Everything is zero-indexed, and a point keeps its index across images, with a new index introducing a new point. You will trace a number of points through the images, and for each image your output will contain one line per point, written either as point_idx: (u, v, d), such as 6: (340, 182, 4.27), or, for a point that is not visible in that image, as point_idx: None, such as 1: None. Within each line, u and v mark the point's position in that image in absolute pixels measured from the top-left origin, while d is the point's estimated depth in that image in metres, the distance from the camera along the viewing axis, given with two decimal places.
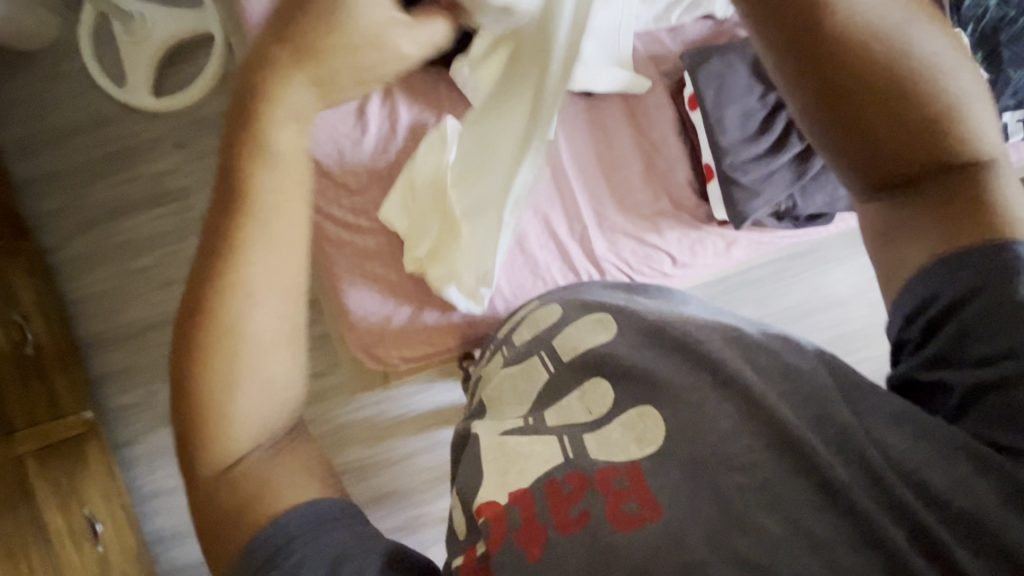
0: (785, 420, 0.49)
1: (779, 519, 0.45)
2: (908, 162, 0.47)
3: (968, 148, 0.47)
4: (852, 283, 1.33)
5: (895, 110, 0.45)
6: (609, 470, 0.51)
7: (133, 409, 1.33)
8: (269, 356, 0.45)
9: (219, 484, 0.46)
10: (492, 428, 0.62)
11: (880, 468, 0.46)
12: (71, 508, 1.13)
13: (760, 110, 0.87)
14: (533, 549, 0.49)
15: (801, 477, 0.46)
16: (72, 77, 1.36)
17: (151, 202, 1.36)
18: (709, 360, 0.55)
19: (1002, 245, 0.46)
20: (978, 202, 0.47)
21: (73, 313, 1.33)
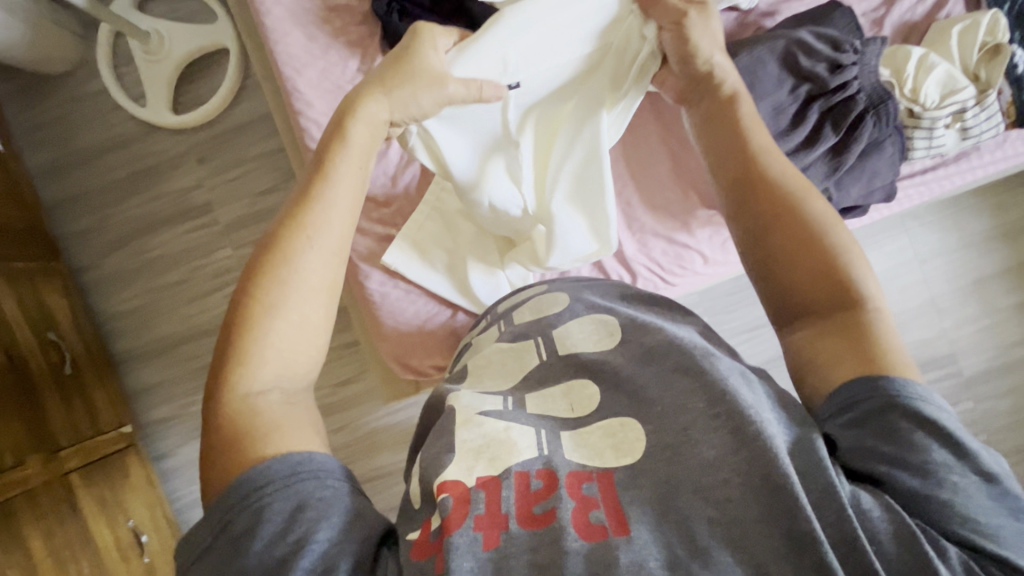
0: (773, 461, 0.45)
1: (739, 559, 0.43)
2: (800, 279, 0.59)
3: (852, 287, 0.57)
4: (880, 270, 1.30)
5: (792, 243, 0.60)
6: (583, 474, 0.51)
7: (170, 421, 1.35)
8: (309, 297, 0.57)
9: (234, 408, 0.51)
10: (473, 403, 0.60)
11: (854, 528, 0.43)
12: (117, 521, 1.17)
13: (791, 103, 0.81)
14: (490, 538, 0.47)
15: (771, 524, 0.44)
16: (93, 97, 1.38)
17: (177, 218, 1.38)
18: (716, 386, 0.52)
19: (886, 378, 0.51)
20: (872, 337, 0.54)
21: (108, 330, 1.36)
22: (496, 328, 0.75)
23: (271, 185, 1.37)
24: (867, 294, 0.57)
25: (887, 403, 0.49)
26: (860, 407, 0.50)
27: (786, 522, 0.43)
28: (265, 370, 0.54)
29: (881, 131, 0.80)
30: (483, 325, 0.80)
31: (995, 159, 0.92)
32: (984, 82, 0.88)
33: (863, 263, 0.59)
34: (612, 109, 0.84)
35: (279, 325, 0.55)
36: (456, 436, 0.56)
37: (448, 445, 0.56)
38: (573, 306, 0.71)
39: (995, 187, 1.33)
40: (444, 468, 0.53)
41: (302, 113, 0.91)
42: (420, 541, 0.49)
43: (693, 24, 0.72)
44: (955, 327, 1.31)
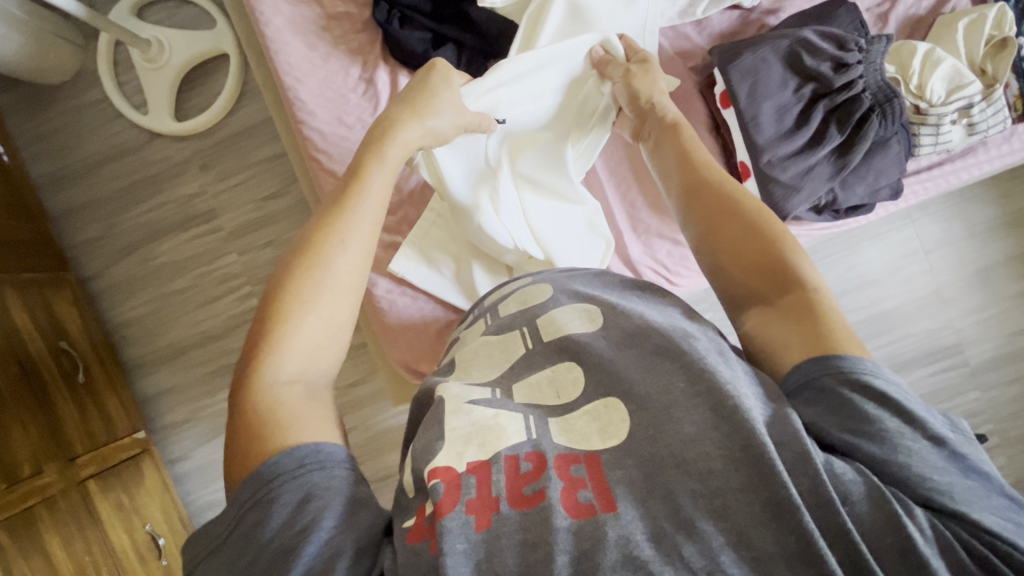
0: (753, 433, 0.42)
1: (725, 528, 0.40)
2: (744, 270, 0.60)
3: (792, 274, 0.57)
4: (885, 261, 1.29)
5: (737, 237, 0.61)
6: (570, 457, 0.48)
7: (183, 425, 1.37)
8: (337, 296, 0.58)
9: (263, 397, 0.52)
10: (460, 393, 0.55)
11: (829, 490, 0.40)
12: (135, 525, 1.18)
13: (795, 103, 0.81)
14: (482, 520, 0.44)
15: (750, 491, 0.41)
16: (94, 106, 1.38)
17: (183, 225, 1.38)
18: (693, 365, 0.49)
19: (838, 354, 0.50)
20: (821, 314, 0.54)
21: (118, 339, 1.37)
22: (483, 321, 0.68)
23: (275, 189, 1.38)
24: (811, 277, 0.57)
25: (830, 376, 0.49)
26: (808, 388, 0.49)
27: (764, 491, 0.40)
28: (292, 364, 0.54)
29: (888, 129, 0.80)
30: (469, 320, 0.73)
31: (1003, 153, 0.92)
32: (990, 76, 0.87)
33: (801, 249, 0.59)
34: (578, 144, 0.89)
35: (309, 320, 0.56)
36: (445, 424, 0.52)
37: (437, 433, 0.51)
38: (559, 295, 0.64)
39: (1000, 176, 1.32)
40: (434, 454, 0.49)
41: (305, 123, 0.91)
42: (413, 526, 0.46)
43: (637, 81, 0.80)
44: (960, 316, 1.31)
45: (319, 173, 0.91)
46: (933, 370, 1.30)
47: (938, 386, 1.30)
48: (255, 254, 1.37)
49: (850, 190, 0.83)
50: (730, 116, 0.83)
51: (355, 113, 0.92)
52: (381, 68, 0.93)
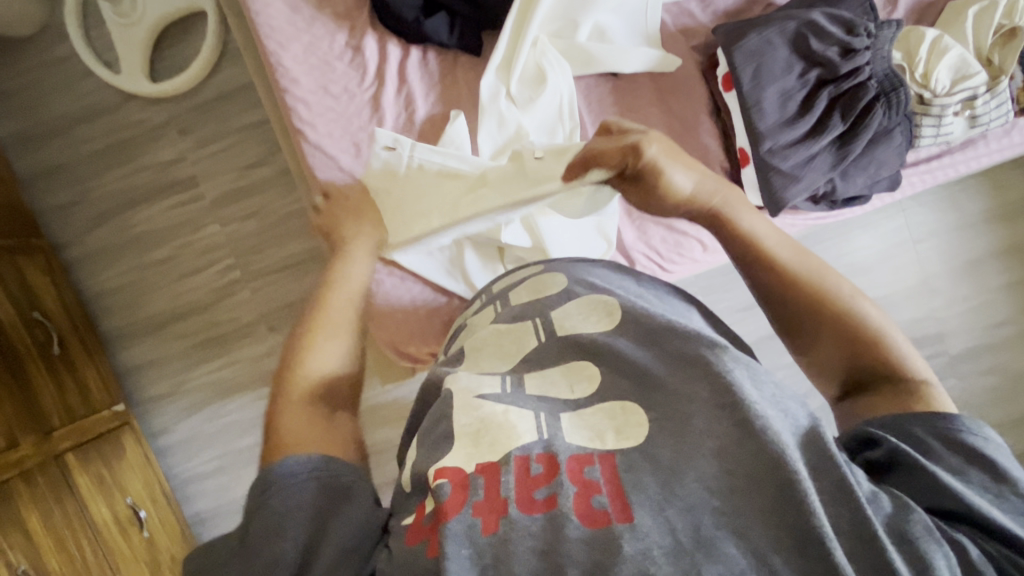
0: (781, 455, 0.41)
1: (746, 552, 0.38)
2: (839, 339, 0.58)
3: (892, 354, 0.56)
4: (875, 249, 1.29)
5: (821, 308, 0.60)
6: (584, 457, 0.46)
7: (163, 399, 1.35)
8: (345, 315, 0.66)
9: (289, 404, 0.58)
10: (469, 386, 0.55)
11: (874, 526, 0.38)
12: (115, 498, 1.16)
13: (799, 89, 0.78)
14: (489, 523, 0.43)
15: (776, 518, 0.39)
16: (62, 64, 1.30)
17: (161, 193, 1.33)
18: (721, 377, 0.48)
19: (942, 416, 0.50)
20: (929, 398, 0.53)
21: (94, 309, 1.33)
22: (493, 308, 0.67)
23: (258, 158, 1.32)
24: (909, 357, 0.56)
25: (921, 421, 0.50)
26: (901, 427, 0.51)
27: (789, 517, 0.39)
28: (310, 380, 0.60)
29: (891, 119, 0.78)
30: (477, 305, 0.72)
31: (1002, 147, 0.91)
32: (996, 67, 0.85)
33: (891, 324, 0.59)
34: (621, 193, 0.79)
35: (329, 343, 0.63)
36: (453, 420, 0.51)
37: (446, 429, 0.51)
38: (573, 286, 0.64)
39: (992, 169, 1.33)
40: (441, 456, 0.49)
41: (288, 91, 0.86)
42: (414, 526, 0.47)
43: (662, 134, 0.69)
44: (946, 307, 1.32)
45: (303, 144, 0.86)
46: None
47: None
48: (239, 226, 1.33)
49: (850, 181, 0.82)
50: (731, 100, 0.80)
51: (341, 82, 0.88)
52: (369, 35, 0.89)
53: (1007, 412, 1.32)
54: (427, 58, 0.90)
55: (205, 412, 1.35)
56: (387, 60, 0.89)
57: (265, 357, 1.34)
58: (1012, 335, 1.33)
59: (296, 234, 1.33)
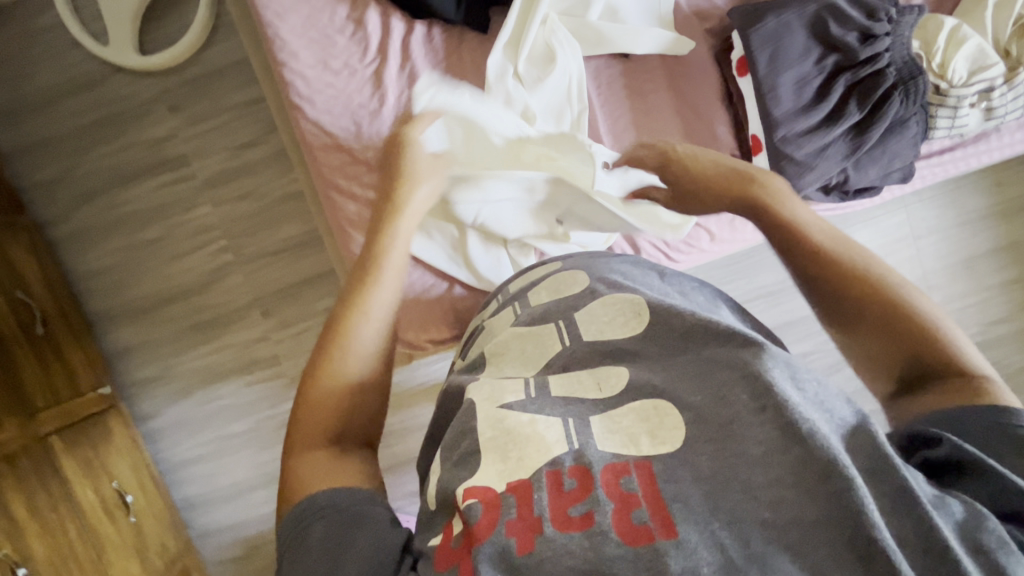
0: (835, 462, 0.40)
1: (800, 566, 0.37)
2: (886, 331, 0.56)
3: (944, 347, 0.53)
4: (878, 243, 1.29)
5: (869, 299, 0.57)
6: (618, 467, 0.45)
7: (152, 382, 1.31)
8: (376, 312, 0.60)
9: (315, 406, 0.56)
10: (491, 394, 0.53)
11: (943, 536, 0.36)
12: (101, 483, 1.13)
13: (816, 75, 0.76)
14: (524, 542, 0.42)
15: (831, 528, 0.38)
16: (47, 34, 1.25)
17: (150, 171, 1.28)
18: (759, 377, 0.46)
19: (999, 407, 0.47)
20: (987, 391, 0.49)
21: (81, 290, 1.29)
22: (511, 309, 0.67)
23: (252, 137, 1.28)
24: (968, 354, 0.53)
25: (985, 418, 0.47)
26: (960, 422, 0.47)
27: (848, 528, 0.37)
28: (333, 393, 0.56)
29: (908, 109, 0.76)
30: (495, 306, 0.71)
31: (1013, 142, 0.90)
32: (1014, 58, 0.83)
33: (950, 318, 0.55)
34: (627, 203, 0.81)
35: (365, 330, 0.59)
36: (478, 431, 0.50)
37: (473, 444, 0.50)
38: (595, 284, 0.63)
39: (996, 165, 1.32)
40: (469, 476, 0.48)
41: (287, 65, 0.83)
42: (441, 548, 0.46)
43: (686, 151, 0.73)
44: (944, 304, 1.31)
45: (301, 122, 0.83)
46: None
47: None
48: (232, 207, 1.29)
49: (863, 172, 0.81)
50: (745, 86, 0.78)
51: (342, 57, 0.84)
52: (371, 9, 0.85)
53: None
54: (432, 35, 0.87)
55: (196, 397, 1.32)
56: (391, 36, 0.86)
57: (257, 342, 1.31)
58: (1009, 332, 1.33)
59: (290, 217, 1.30)
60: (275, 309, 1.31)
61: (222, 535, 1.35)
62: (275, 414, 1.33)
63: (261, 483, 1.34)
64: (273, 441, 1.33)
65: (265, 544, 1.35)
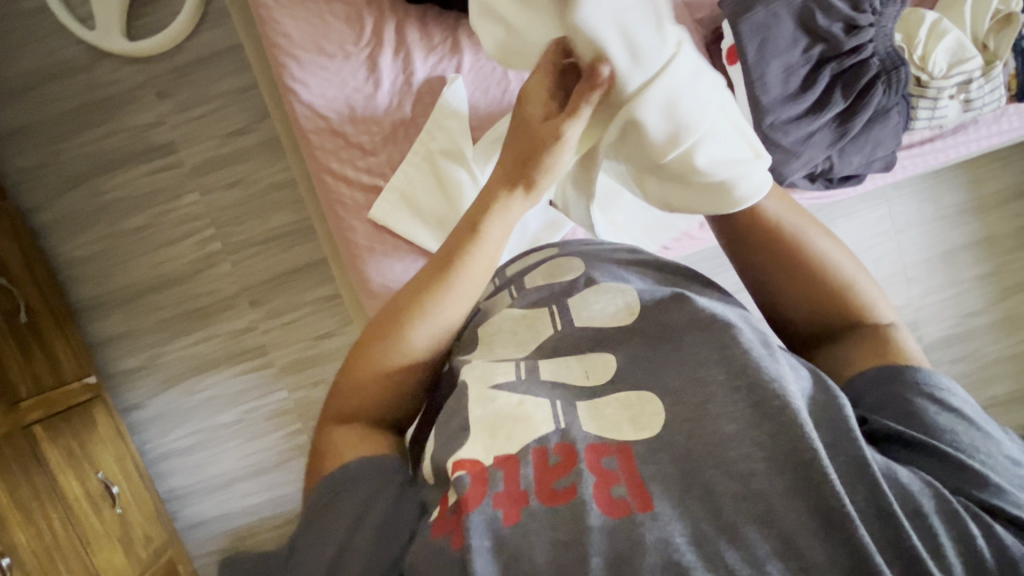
0: (800, 433, 0.42)
1: (769, 536, 0.39)
2: (824, 298, 0.58)
3: (867, 308, 0.58)
4: (861, 236, 1.32)
5: (803, 279, 0.59)
6: (600, 448, 0.47)
7: (138, 372, 1.30)
8: (444, 313, 0.56)
9: (348, 397, 0.55)
10: (482, 375, 0.53)
11: (887, 497, 0.39)
12: (87, 472, 1.11)
13: (802, 65, 0.78)
14: (510, 514, 0.43)
15: (797, 498, 0.40)
16: (29, 16, 1.22)
17: (136, 158, 1.27)
18: (738, 357, 0.47)
19: (912, 367, 0.52)
20: (899, 347, 0.55)
21: (63, 278, 1.27)
22: (506, 293, 0.64)
23: (242, 124, 1.27)
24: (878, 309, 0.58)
25: (897, 383, 0.51)
26: (871, 393, 0.52)
27: (812, 498, 0.40)
28: (371, 386, 0.54)
29: (890, 98, 0.80)
30: (489, 288, 0.68)
31: (989, 134, 0.94)
32: (992, 52, 0.87)
33: (863, 276, 0.60)
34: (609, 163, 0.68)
35: (421, 332, 0.55)
36: (470, 414, 0.51)
37: (461, 423, 0.51)
38: (593, 273, 0.61)
39: (973, 161, 1.36)
40: (458, 447, 0.49)
41: (280, 48, 0.82)
42: (437, 518, 0.46)
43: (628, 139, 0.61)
44: (921, 296, 1.35)
45: (294, 104, 0.83)
46: None
47: None
48: (220, 194, 1.28)
49: (846, 160, 0.84)
50: (735, 73, 0.80)
51: (336, 41, 0.84)
52: None
53: (975, 398, 1.36)
54: (426, 19, 0.88)
55: (181, 387, 1.31)
56: (384, 22, 0.86)
57: (245, 332, 1.30)
58: (985, 323, 1.37)
59: (280, 206, 1.29)
60: (264, 298, 1.30)
61: (207, 526, 1.33)
62: (262, 405, 1.32)
63: (248, 474, 1.33)
64: (262, 432, 1.33)
65: (251, 537, 1.33)
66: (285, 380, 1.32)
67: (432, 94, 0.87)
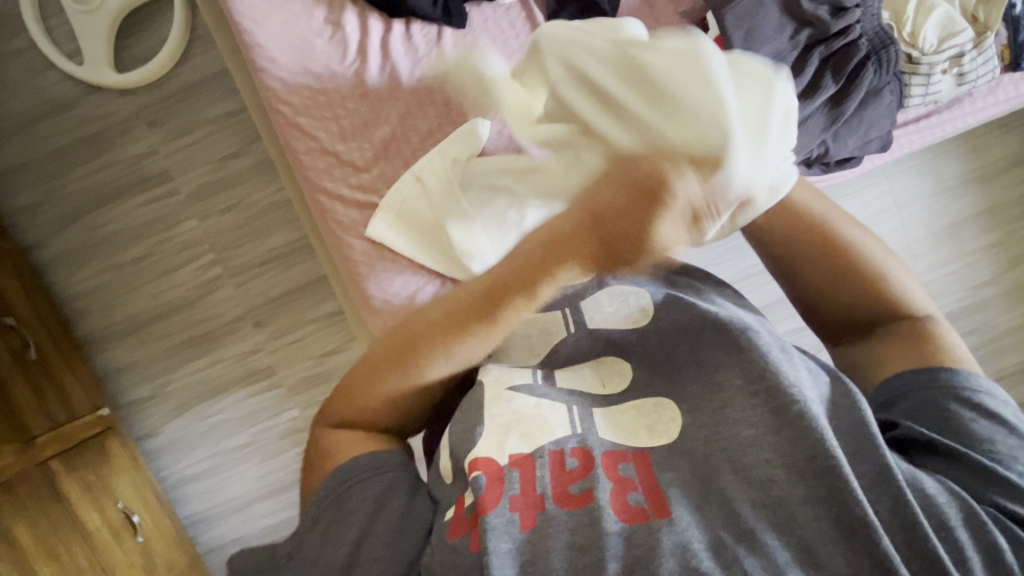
0: (819, 441, 0.41)
1: (788, 543, 0.39)
2: (863, 304, 0.58)
3: (906, 306, 0.57)
4: (862, 216, 1.31)
5: (839, 271, 0.59)
6: (619, 454, 0.47)
7: (148, 401, 1.30)
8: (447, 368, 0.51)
9: (345, 400, 0.54)
10: (500, 376, 0.54)
11: (916, 513, 0.39)
12: (104, 503, 1.11)
13: (791, 50, 0.78)
14: (526, 519, 0.43)
15: (818, 508, 0.39)
16: (18, 56, 1.23)
17: (132, 190, 1.28)
18: (756, 360, 0.46)
19: (943, 367, 0.51)
20: (936, 341, 0.54)
21: (70, 313, 1.28)
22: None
23: (234, 148, 1.28)
24: (918, 306, 0.58)
25: (932, 390, 0.50)
26: (906, 398, 0.51)
27: (835, 508, 0.39)
28: (371, 407, 0.53)
29: (881, 78, 0.79)
30: None
31: (988, 105, 0.93)
32: (982, 24, 0.85)
33: (897, 265, 0.60)
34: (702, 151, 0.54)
35: (438, 368, 0.51)
36: (486, 410, 0.51)
37: (474, 420, 0.51)
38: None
39: (970, 132, 1.35)
40: (474, 444, 0.49)
41: (266, 71, 0.83)
42: (454, 519, 0.46)
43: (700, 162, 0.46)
44: (929, 270, 1.33)
45: (284, 128, 0.83)
46: None
47: None
48: (218, 219, 1.28)
49: (840, 144, 0.82)
50: None
51: (322, 60, 0.85)
52: (349, 10, 0.87)
53: (990, 369, 1.34)
54: (410, 32, 0.88)
55: (194, 412, 1.31)
56: (368, 38, 0.87)
57: (253, 354, 1.31)
58: (995, 294, 1.35)
59: (278, 226, 1.29)
60: (269, 319, 1.30)
61: (230, 549, 1.33)
62: (275, 424, 1.32)
63: (266, 493, 1.33)
64: (278, 451, 1.33)
65: None
66: (297, 398, 1.32)
67: (421, 106, 0.87)
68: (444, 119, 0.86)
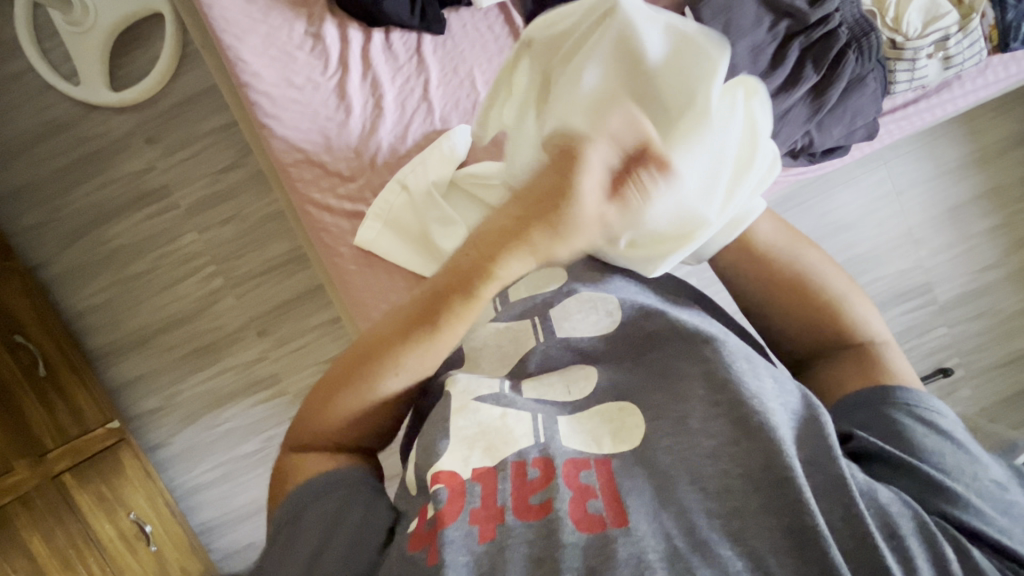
0: (777, 452, 0.42)
1: (742, 552, 0.40)
2: (818, 332, 0.58)
3: (860, 332, 0.57)
4: (860, 203, 1.29)
5: (792, 298, 0.58)
6: (581, 461, 0.47)
7: (157, 413, 1.33)
8: (400, 379, 0.52)
9: (307, 418, 0.54)
10: (467, 387, 0.53)
11: (867, 523, 0.40)
12: (117, 513, 1.14)
13: (770, 42, 0.78)
14: (485, 532, 0.43)
15: (771, 517, 0.41)
16: (17, 79, 1.26)
17: (133, 205, 1.30)
18: (717, 374, 0.48)
19: (897, 387, 0.52)
20: (886, 367, 0.55)
21: (80, 327, 1.31)
22: (489, 305, 0.62)
23: (230, 160, 1.29)
24: (870, 330, 0.57)
25: (886, 403, 0.51)
26: (862, 409, 0.52)
27: (786, 516, 0.40)
28: (331, 426, 0.53)
29: (864, 66, 0.78)
30: None
31: (977, 87, 0.92)
32: (967, 6, 0.85)
33: (859, 293, 0.59)
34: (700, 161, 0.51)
35: (394, 381, 0.52)
36: (451, 423, 0.50)
37: (440, 432, 0.50)
38: (572, 284, 0.59)
39: (969, 113, 1.33)
40: (438, 457, 0.48)
41: (250, 85, 0.84)
42: (416, 531, 0.46)
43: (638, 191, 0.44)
44: (930, 256, 1.31)
45: (269, 142, 0.85)
46: (907, 309, 1.31)
47: (910, 324, 1.31)
48: (217, 231, 1.30)
49: (826, 133, 0.82)
50: None
51: (304, 72, 0.86)
52: (328, 22, 0.88)
53: (993, 355, 1.32)
54: (391, 41, 0.89)
55: (202, 422, 1.33)
56: (350, 48, 0.87)
57: (256, 363, 1.33)
58: (999, 278, 1.33)
59: (275, 237, 1.31)
60: (270, 328, 1.32)
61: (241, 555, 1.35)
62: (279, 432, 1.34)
63: None
64: None
65: None
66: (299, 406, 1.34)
67: (403, 114, 0.88)
68: (428, 126, 0.87)
